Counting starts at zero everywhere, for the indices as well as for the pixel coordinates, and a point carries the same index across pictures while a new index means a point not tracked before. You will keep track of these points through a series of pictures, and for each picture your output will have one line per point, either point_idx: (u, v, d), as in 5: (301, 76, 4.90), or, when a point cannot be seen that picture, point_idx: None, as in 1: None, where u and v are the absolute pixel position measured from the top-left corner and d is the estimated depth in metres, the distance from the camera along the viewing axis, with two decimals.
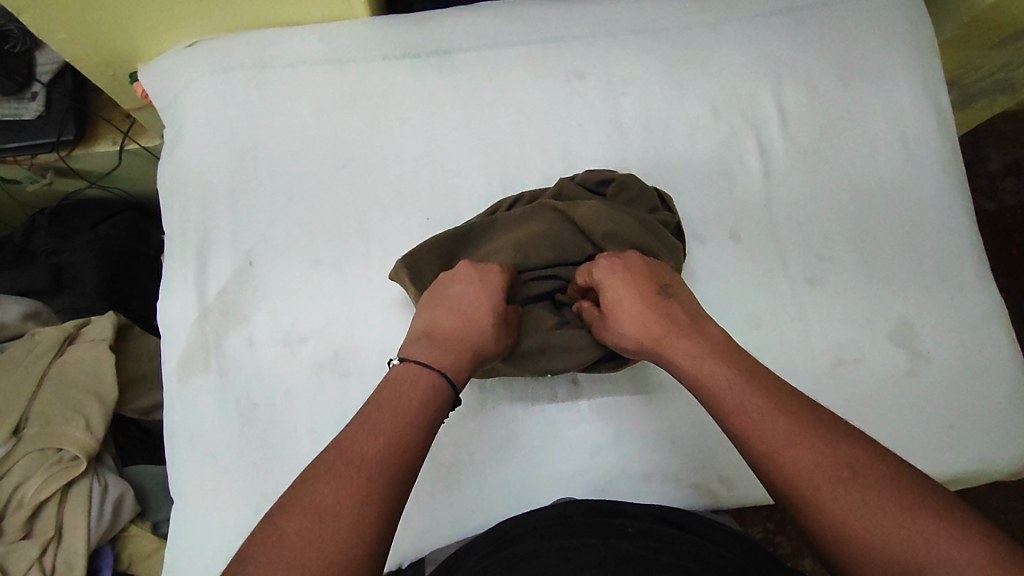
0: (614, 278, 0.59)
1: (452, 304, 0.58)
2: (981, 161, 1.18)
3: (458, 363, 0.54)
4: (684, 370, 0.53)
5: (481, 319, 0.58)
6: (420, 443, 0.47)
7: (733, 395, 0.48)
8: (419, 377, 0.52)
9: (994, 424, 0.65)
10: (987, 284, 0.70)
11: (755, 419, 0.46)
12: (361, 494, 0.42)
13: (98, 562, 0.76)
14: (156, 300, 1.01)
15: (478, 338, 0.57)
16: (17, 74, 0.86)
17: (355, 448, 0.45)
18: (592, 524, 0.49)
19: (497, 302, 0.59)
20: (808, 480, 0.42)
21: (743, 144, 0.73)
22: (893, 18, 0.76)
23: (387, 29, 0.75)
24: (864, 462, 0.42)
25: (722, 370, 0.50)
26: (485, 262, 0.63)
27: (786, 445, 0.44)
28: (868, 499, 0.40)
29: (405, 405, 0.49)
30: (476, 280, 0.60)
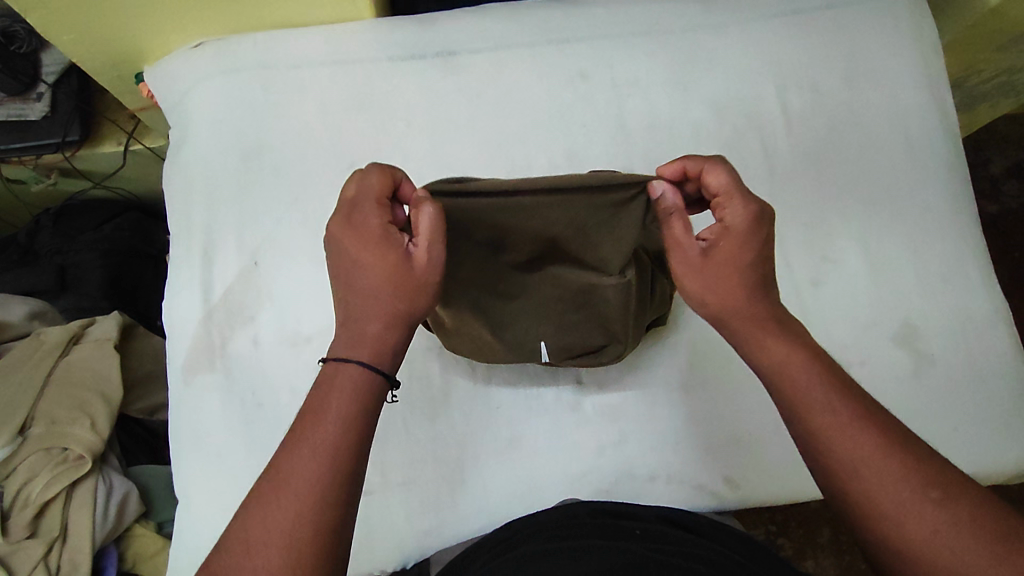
0: (755, 239, 0.50)
1: (346, 281, 0.49)
2: (983, 164, 1.18)
3: (375, 346, 0.48)
4: (766, 352, 0.49)
5: (377, 287, 0.48)
6: (354, 448, 0.45)
7: (817, 393, 0.46)
8: (339, 372, 0.47)
9: (999, 426, 0.65)
10: (991, 285, 0.70)
11: (838, 425, 0.45)
12: (291, 521, 0.42)
13: (103, 563, 0.76)
14: (161, 299, 1.02)
15: (388, 309, 0.48)
16: (23, 74, 0.86)
17: (283, 473, 0.44)
18: (603, 527, 0.49)
19: (393, 257, 0.48)
20: (895, 496, 0.43)
21: (748, 146, 0.73)
22: (896, 19, 0.76)
23: (392, 30, 0.75)
24: (952, 485, 0.43)
25: (806, 363, 0.48)
26: (362, 204, 0.49)
27: (871, 456, 0.44)
28: (954, 523, 0.41)
29: (326, 406, 0.46)
30: (366, 246, 0.48)
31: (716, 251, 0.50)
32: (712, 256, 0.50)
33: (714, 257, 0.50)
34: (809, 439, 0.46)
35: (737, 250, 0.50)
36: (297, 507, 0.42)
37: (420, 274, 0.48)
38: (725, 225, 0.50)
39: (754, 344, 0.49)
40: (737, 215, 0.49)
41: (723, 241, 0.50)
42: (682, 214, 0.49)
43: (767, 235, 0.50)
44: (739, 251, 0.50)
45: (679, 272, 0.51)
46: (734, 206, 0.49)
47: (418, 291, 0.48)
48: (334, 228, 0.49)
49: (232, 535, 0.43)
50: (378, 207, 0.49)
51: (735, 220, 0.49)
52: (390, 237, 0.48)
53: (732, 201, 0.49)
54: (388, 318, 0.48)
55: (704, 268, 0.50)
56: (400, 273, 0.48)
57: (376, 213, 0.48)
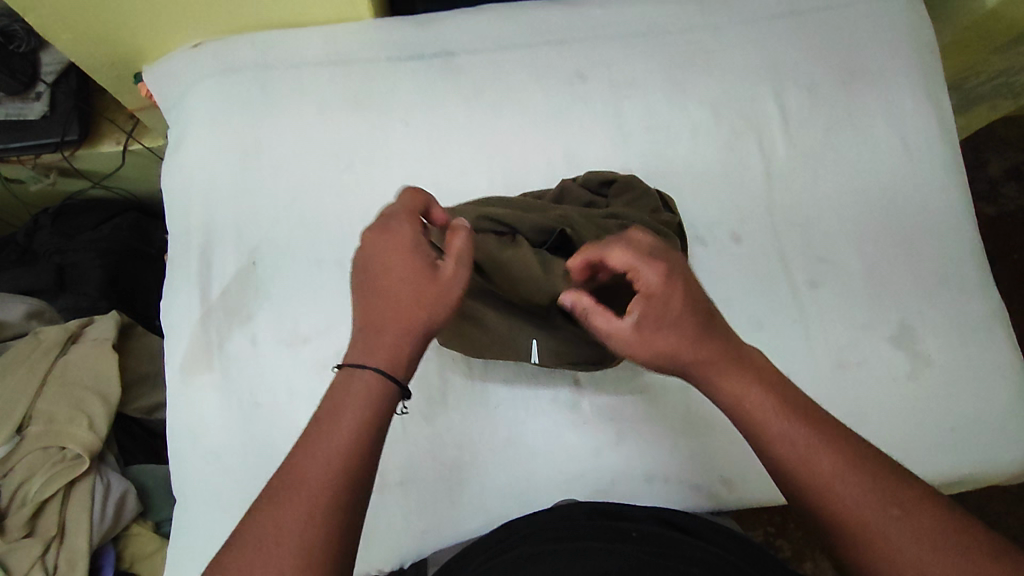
0: (677, 296, 0.49)
1: (370, 287, 0.50)
2: (981, 165, 1.18)
3: (390, 352, 0.48)
4: (723, 392, 0.48)
5: (402, 291, 0.49)
6: (366, 453, 0.44)
7: (776, 422, 0.46)
8: (354, 378, 0.46)
9: (995, 427, 0.66)
10: (987, 286, 0.70)
11: (799, 452, 0.44)
12: (302, 522, 0.41)
13: (100, 562, 0.76)
14: (158, 299, 1.02)
15: (411, 315, 0.48)
16: (21, 74, 0.86)
17: (296, 473, 0.43)
18: (598, 529, 0.49)
19: (419, 266, 0.49)
20: (861, 520, 0.42)
21: (745, 146, 0.74)
22: (894, 21, 0.76)
23: (390, 30, 0.76)
24: (913, 500, 0.42)
25: (758, 395, 0.47)
26: (398, 216, 0.52)
27: (832, 480, 0.43)
28: (920, 541, 0.40)
29: (340, 413, 0.45)
30: (395, 252, 0.50)
31: (644, 320, 0.49)
32: (644, 327, 0.49)
33: (644, 327, 0.49)
34: (774, 466, 0.46)
35: (664, 313, 0.48)
36: (308, 509, 0.41)
37: (446, 284, 0.49)
38: (646, 293, 0.49)
39: (708, 384, 0.49)
40: (651, 279, 0.49)
41: (647, 308, 0.49)
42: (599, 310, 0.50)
43: (687, 286, 0.49)
44: (666, 313, 0.48)
45: (625, 349, 0.50)
46: (645, 272, 0.49)
47: (443, 299, 0.49)
48: (366, 237, 0.51)
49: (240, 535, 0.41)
50: (412, 220, 0.52)
51: (651, 284, 0.49)
52: (420, 247, 0.50)
53: (640, 270, 0.49)
54: (409, 325, 0.48)
55: (641, 342, 0.49)
56: (426, 280, 0.49)
57: (409, 223, 0.51)
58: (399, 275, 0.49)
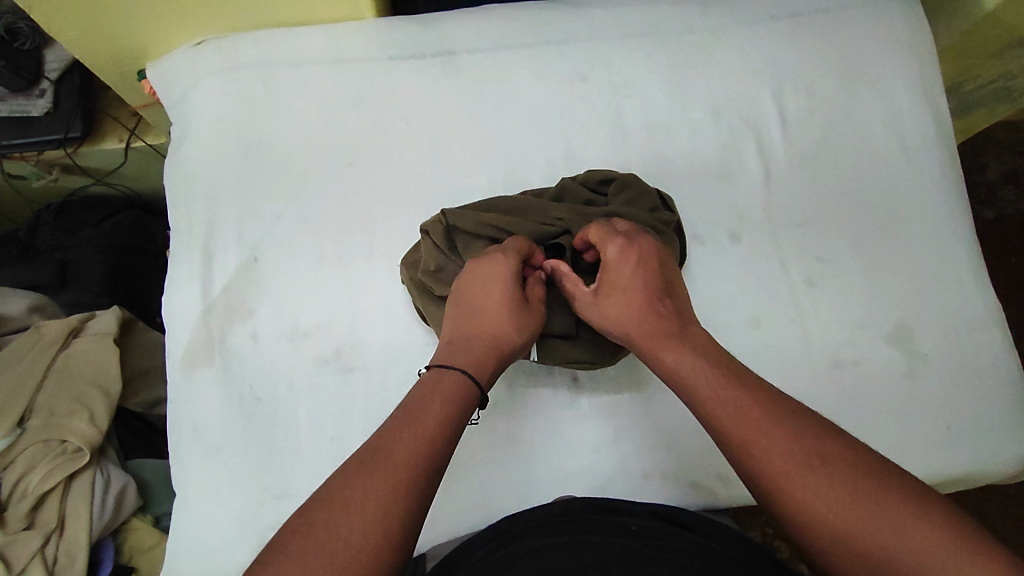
0: (629, 263, 0.59)
1: (470, 305, 0.59)
2: (980, 169, 1.19)
3: (477, 363, 0.55)
4: (665, 361, 0.54)
5: (499, 314, 0.58)
6: (448, 442, 0.48)
7: (709, 386, 0.51)
8: (445, 375, 0.53)
9: (991, 426, 0.66)
10: (984, 287, 0.71)
11: (728, 411, 0.49)
12: (389, 490, 0.43)
13: (100, 554, 0.77)
14: (160, 295, 1.02)
15: (503, 336, 0.57)
16: (26, 70, 0.86)
17: (385, 448, 0.46)
18: (595, 521, 0.49)
19: (514, 293, 0.59)
20: (784, 469, 0.45)
21: (744, 146, 0.74)
22: (892, 24, 0.77)
23: (392, 29, 0.76)
24: (833, 451, 0.45)
25: (696, 364, 0.53)
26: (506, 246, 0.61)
27: (758, 433, 0.47)
28: (839, 486, 0.43)
29: (430, 405, 0.50)
30: (501, 275, 0.59)
31: (602, 285, 0.60)
32: (599, 290, 0.60)
33: (600, 290, 0.60)
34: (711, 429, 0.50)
35: (617, 276, 0.59)
36: (396, 479, 0.44)
37: (534, 316, 0.60)
38: (607, 262, 0.60)
39: (651, 352, 0.55)
40: (610, 249, 0.60)
41: (605, 273, 0.60)
42: (569, 277, 0.62)
43: (643, 258, 0.59)
44: (620, 277, 0.59)
45: (584, 312, 0.61)
46: (607, 243, 0.60)
47: (531, 326, 0.59)
48: (482, 259, 0.60)
49: (325, 495, 0.43)
50: (519, 252, 0.61)
51: (609, 253, 0.60)
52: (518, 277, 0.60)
53: (604, 241, 0.60)
54: (497, 343, 0.57)
55: (594, 303, 0.60)
56: (519, 308, 0.59)
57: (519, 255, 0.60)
58: (500, 299, 0.58)
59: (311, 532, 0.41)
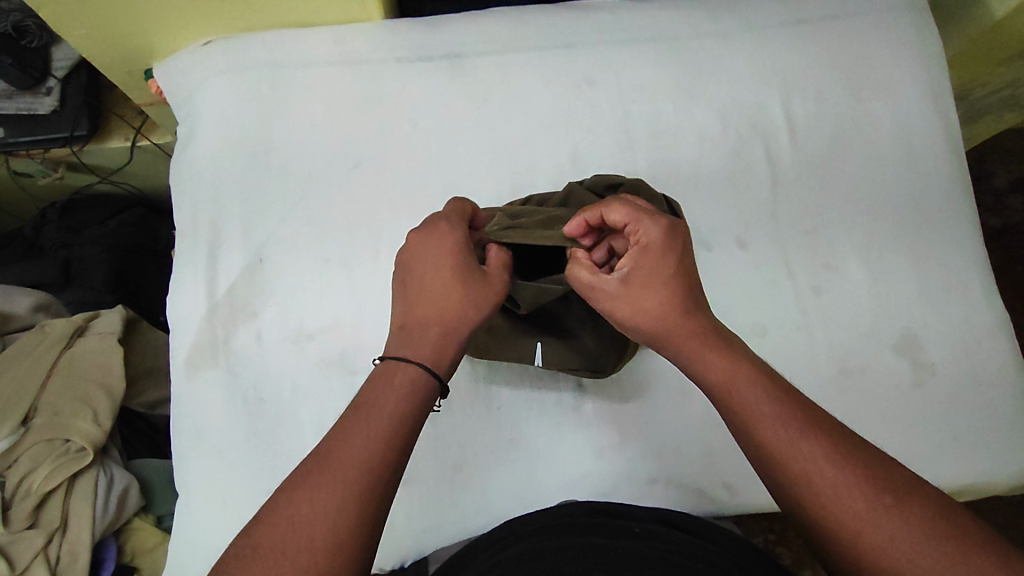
0: (672, 252, 0.52)
1: (415, 284, 0.54)
2: (986, 177, 1.18)
3: (435, 347, 0.51)
4: (714, 369, 0.49)
5: (449, 289, 0.53)
6: (402, 446, 0.46)
7: (767, 407, 0.46)
8: (397, 370, 0.49)
9: (997, 437, 0.66)
10: (992, 297, 0.70)
11: (790, 439, 0.44)
12: (338, 507, 0.42)
13: (103, 554, 0.77)
14: (164, 295, 1.03)
15: (461, 312, 0.53)
16: (33, 69, 0.86)
17: (334, 457, 0.44)
18: (599, 524, 0.49)
19: (459, 266, 0.54)
20: (850, 505, 0.42)
21: (752, 153, 0.74)
22: (901, 31, 0.76)
23: (400, 31, 0.76)
24: (904, 488, 0.43)
25: (750, 378, 0.48)
26: (443, 223, 0.56)
27: (824, 463, 0.43)
28: (912, 528, 0.41)
29: (383, 401, 0.47)
30: (440, 251, 0.55)
31: (633, 275, 0.52)
32: (630, 281, 0.52)
33: (631, 281, 0.52)
34: (762, 454, 0.46)
35: (657, 265, 0.52)
36: (343, 495, 0.43)
37: (495, 284, 0.55)
38: (646, 245, 0.52)
39: (699, 360, 0.50)
40: (651, 233, 0.52)
41: (641, 261, 0.52)
42: (586, 264, 0.54)
43: (683, 247, 0.53)
44: (661, 266, 0.51)
45: (609, 308, 0.53)
46: (645, 226, 0.52)
47: (490, 299, 0.54)
48: (414, 242, 0.56)
49: (274, 513, 0.42)
50: (458, 228, 0.56)
51: (650, 237, 0.52)
52: (467, 249, 0.55)
53: (642, 223, 0.52)
54: (453, 323, 0.52)
55: (626, 297, 0.52)
56: (471, 279, 0.54)
57: (457, 230, 0.56)
58: (443, 277, 0.53)
59: (254, 557, 0.40)
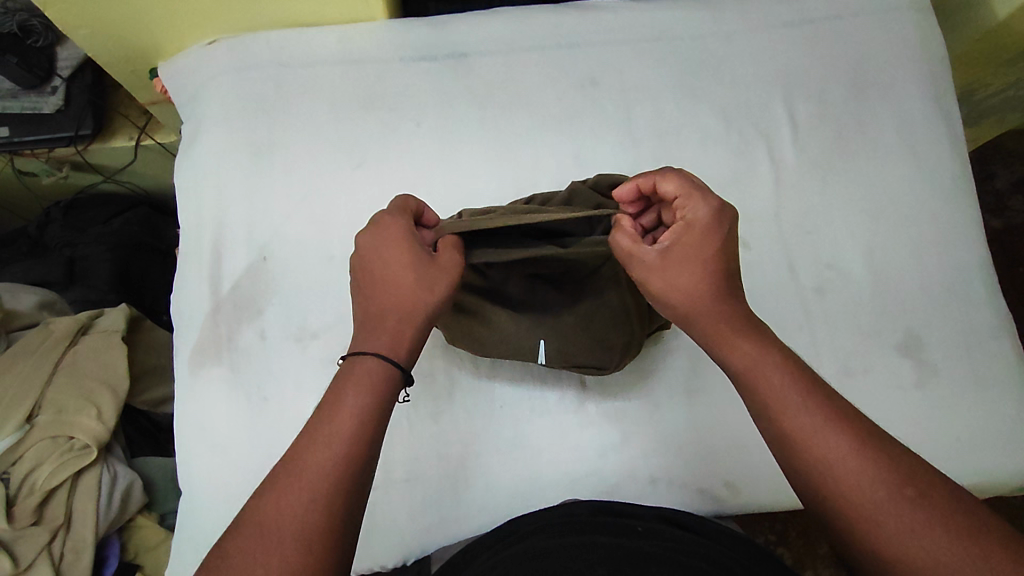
0: (716, 232, 0.51)
1: (366, 278, 0.52)
2: (988, 178, 1.18)
3: (393, 337, 0.50)
4: (738, 356, 0.50)
5: (397, 277, 0.51)
6: (366, 438, 0.45)
7: (793, 396, 0.47)
8: (356, 364, 0.48)
9: (1001, 437, 0.66)
10: (995, 297, 0.70)
11: (814, 428, 0.45)
12: (305, 507, 0.42)
13: (106, 551, 0.77)
14: (167, 294, 1.03)
15: (411, 301, 0.50)
16: (39, 68, 0.87)
17: (297, 461, 0.44)
18: (603, 524, 0.49)
19: (406, 253, 0.51)
20: (871, 495, 0.42)
21: (755, 152, 0.74)
22: (904, 32, 0.77)
23: (403, 31, 0.76)
24: (927, 483, 0.43)
25: (776, 367, 0.48)
26: (387, 211, 0.54)
27: (847, 453, 0.44)
28: (934, 522, 0.41)
29: (341, 396, 0.46)
30: (382, 239, 0.52)
31: (672, 249, 0.51)
32: (669, 255, 0.51)
33: (670, 254, 0.51)
34: (784, 441, 0.46)
35: (699, 242, 0.51)
36: (309, 495, 0.42)
37: (447, 267, 0.52)
38: (693, 220, 0.52)
39: (727, 347, 0.50)
40: (700, 211, 0.52)
41: (684, 236, 0.52)
42: (629, 232, 0.53)
43: (730, 231, 0.52)
44: (704, 243, 0.51)
45: (642, 278, 0.52)
46: (694, 203, 0.52)
47: (442, 282, 0.51)
48: (359, 234, 0.54)
49: (245, 519, 0.42)
50: (402, 213, 0.53)
51: (699, 214, 0.52)
52: (414, 235, 0.52)
53: (691, 200, 0.52)
54: (407, 311, 0.50)
55: (663, 267, 0.51)
56: (421, 263, 0.51)
57: (400, 216, 0.53)
58: (391, 268, 0.51)
59: (226, 563, 0.40)
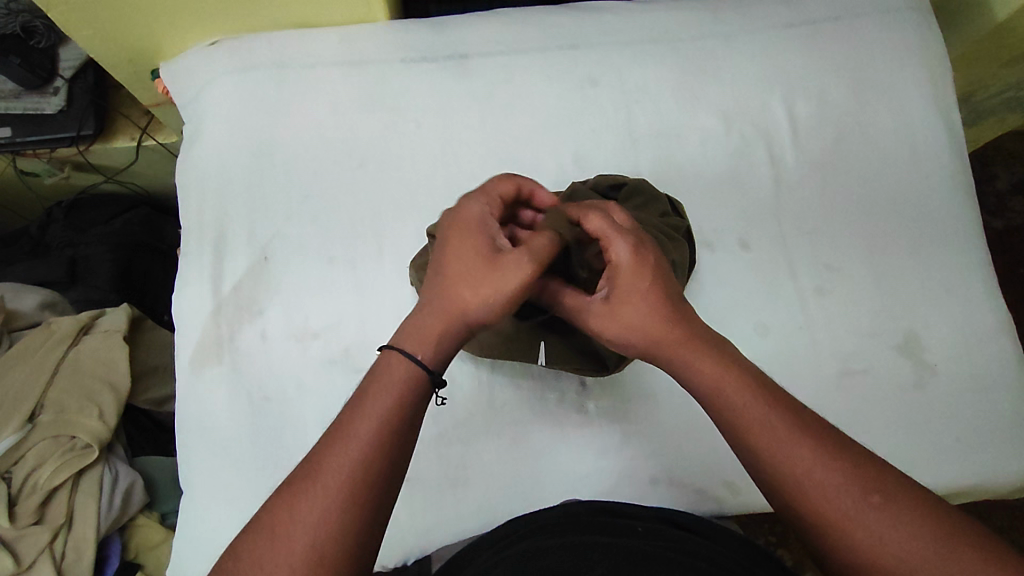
0: (644, 267, 0.49)
1: (434, 259, 0.52)
2: (990, 180, 1.18)
3: (426, 336, 0.48)
4: (701, 375, 0.48)
5: (457, 266, 0.49)
6: (388, 450, 0.44)
7: (756, 410, 0.46)
8: (389, 365, 0.47)
9: (999, 438, 0.66)
10: (994, 298, 0.70)
11: (781, 443, 0.44)
12: (321, 519, 0.41)
13: (107, 551, 0.78)
14: (169, 293, 1.02)
15: (454, 298, 0.49)
16: (41, 69, 0.87)
17: (318, 468, 0.43)
18: (603, 525, 0.49)
19: (475, 242, 0.50)
20: (840, 507, 0.42)
21: (754, 153, 0.74)
22: (904, 33, 0.77)
23: (404, 32, 0.77)
24: (892, 487, 0.43)
25: (738, 380, 0.47)
26: (472, 193, 0.54)
27: (813, 466, 0.43)
28: (900, 528, 0.41)
29: (368, 402, 0.45)
30: (457, 223, 0.51)
31: (615, 295, 0.50)
32: (614, 300, 0.50)
33: (613, 300, 0.50)
34: (751, 455, 0.45)
35: (634, 282, 0.49)
36: (326, 507, 0.41)
37: (506, 273, 0.48)
38: (619, 265, 0.49)
39: (688, 367, 0.48)
40: (621, 251, 0.49)
41: (616, 280, 0.50)
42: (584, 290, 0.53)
43: (656, 262, 0.50)
44: (637, 282, 0.49)
45: (600, 328, 0.51)
46: (616, 244, 0.49)
47: (486, 287, 0.48)
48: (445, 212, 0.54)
49: (261, 521, 0.42)
50: (486, 200, 0.53)
51: (620, 255, 0.49)
52: (488, 224, 0.51)
53: (611, 240, 0.49)
54: (454, 308, 0.49)
55: (611, 316, 0.50)
56: (483, 256, 0.49)
57: (481, 204, 0.52)
58: (456, 254, 0.50)
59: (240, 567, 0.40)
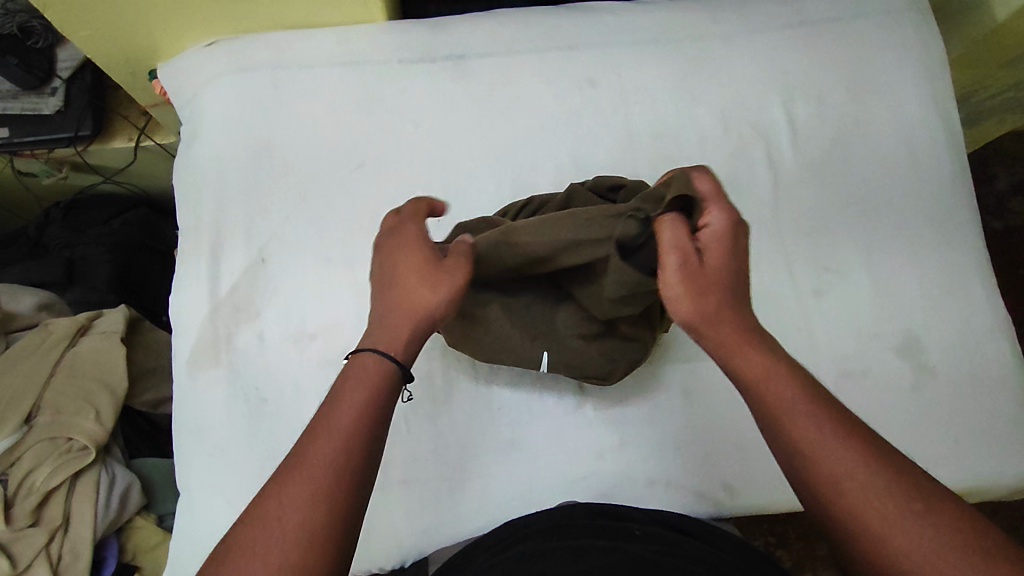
0: (736, 240, 0.48)
1: (379, 281, 0.51)
2: (989, 180, 1.18)
3: (392, 337, 0.48)
4: (742, 363, 0.47)
5: (408, 281, 0.50)
6: (370, 432, 0.44)
7: (797, 402, 0.45)
8: (360, 361, 0.47)
9: (999, 439, 0.66)
10: (994, 299, 0.70)
11: (819, 435, 0.43)
12: (307, 501, 0.40)
13: (103, 553, 0.77)
14: (167, 295, 1.03)
15: (409, 305, 0.49)
16: (37, 69, 0.87)
17: (299, 456, 0.42)
18: (600, 527, 0.49)
19: (419, 258, 0.50)
20: (876, 507, 0.40)
21: (753, 154, 0.74)
22: (903, 33, 0.76)
23: (402, 32, 0.76)
24: (936, 498, 0.40)
25: (781, 374, 0.46)
26: (401, 216, 0.53)
27: (852, 463, 0.41)
28: (940, 539, 0.38)
29: (345, 391, 0.45)
30: (397, 245, 0.51)
31: (708, 267, 0.48)
32: (706, 270, 0.47)
33: (708, 269, 0.47)
34: (785, 447, 0.44)
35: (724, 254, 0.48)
36: (312, 489, 0.41)
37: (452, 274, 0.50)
38: (715, 232, 0.48)
39: (737, 353, 0.48)
40: (718, 220, 0.48)
41: (711, 248, 0.48)
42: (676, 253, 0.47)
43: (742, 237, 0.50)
44: (730, 255, 0.48)
45: (682, 298, 0.48)
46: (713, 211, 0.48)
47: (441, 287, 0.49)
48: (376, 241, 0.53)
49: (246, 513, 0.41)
50: (417, 220, 0.53)
51: (715, 223, 0.48)
52: (424, 241, 0.52)
53: (710, 208, 0.48)
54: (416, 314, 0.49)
55: (705, 285, 0.47)
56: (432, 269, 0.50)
57: (414, 223, 0.52)
58: (402, 271, 0.50)
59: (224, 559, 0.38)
